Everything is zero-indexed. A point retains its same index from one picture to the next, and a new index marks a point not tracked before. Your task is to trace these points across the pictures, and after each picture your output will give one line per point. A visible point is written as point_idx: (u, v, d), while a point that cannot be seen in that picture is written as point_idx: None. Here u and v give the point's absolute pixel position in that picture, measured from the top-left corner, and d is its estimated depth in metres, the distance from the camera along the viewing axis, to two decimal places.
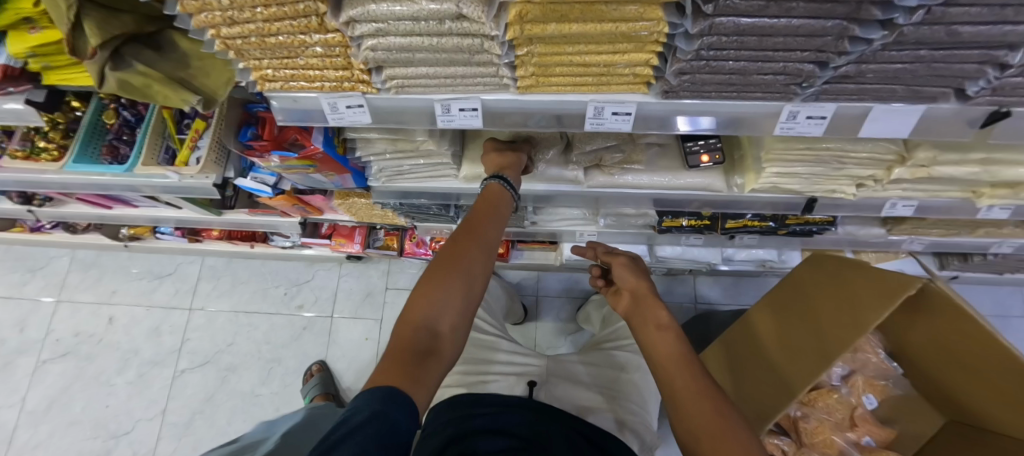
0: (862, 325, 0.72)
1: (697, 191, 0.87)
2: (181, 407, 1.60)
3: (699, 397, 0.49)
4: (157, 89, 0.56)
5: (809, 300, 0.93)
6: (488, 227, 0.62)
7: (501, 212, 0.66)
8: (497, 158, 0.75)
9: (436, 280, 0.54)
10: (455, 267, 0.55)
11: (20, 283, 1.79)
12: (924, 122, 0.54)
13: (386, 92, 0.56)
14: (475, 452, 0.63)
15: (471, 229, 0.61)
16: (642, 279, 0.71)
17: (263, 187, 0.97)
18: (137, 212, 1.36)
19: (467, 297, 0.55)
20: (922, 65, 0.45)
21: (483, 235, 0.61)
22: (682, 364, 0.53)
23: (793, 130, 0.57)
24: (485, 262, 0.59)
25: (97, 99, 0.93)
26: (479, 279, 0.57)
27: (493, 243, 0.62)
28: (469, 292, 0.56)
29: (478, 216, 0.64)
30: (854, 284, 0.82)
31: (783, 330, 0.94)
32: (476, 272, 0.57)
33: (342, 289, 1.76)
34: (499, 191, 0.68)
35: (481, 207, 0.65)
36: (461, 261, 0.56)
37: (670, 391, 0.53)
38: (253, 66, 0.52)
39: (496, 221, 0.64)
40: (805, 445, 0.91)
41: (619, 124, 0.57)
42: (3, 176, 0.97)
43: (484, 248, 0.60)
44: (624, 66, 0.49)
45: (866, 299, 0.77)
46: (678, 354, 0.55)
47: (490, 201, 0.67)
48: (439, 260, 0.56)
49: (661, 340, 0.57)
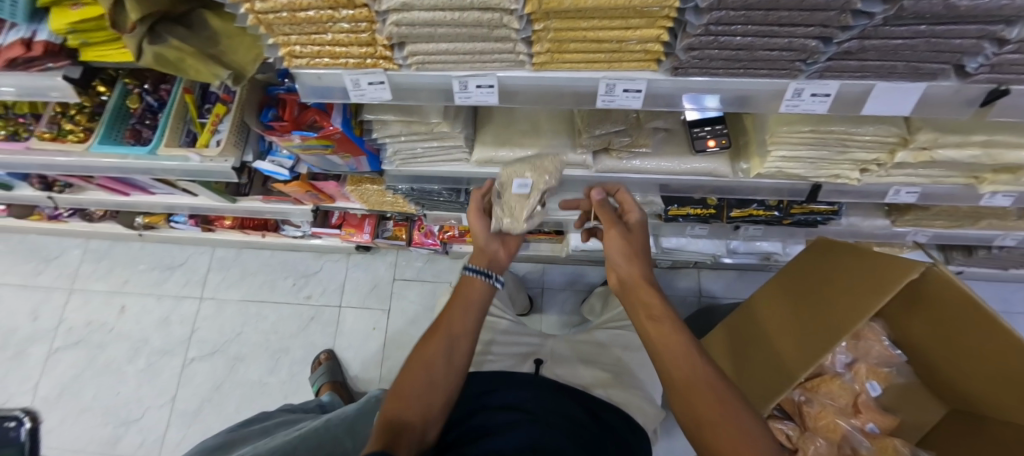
0: (860, 313, 0.74)
1: (703, 176, 0.89)
2: (190, 395, 1.63)
3: (703, 388, 0.49)
4: (190, 64, 0.59)
5: (806, 307, 0.91)
6: (459, 315, 0.66)
7: (477, 297, 0.69)
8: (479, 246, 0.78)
9: (409, 379, 0.59)
10: (426, 363, 0.60)
11: (34, 273, 1.83)
12: (925, 99, 0.56)
13: (407, 69, 0.59)
14: (485, 427, 0.66)
15: (442, 325, 0.65)
16: (637, 259, 0.65)
17: (281, 170, 1.00)
18: (153, 199, 1.39)
19: (433, 386, 0.59)
20: (922, 40, 0.47)
21: (454, 326, 0.65)
22: (682, 353, 0.53)
23: (798, 107, 0.59)
24: (456, 353, 0.62)
25: (122, 84, 0.98)
26: (450, 370, 0.61)
27: (467, 332, 0.65)
28: (438, 383, 0.60)
29: (451, 307, 0.68)
30: (849, 301, 0.80)
31: (778, 332, 0.94)
32: (446, 364, 0.61)
33: (349, 280, 1.78)
34: (469, 277, 0.69)
35: (454, 298, 0.69)
36: (431, 356, 0.61)
37: (672, 388, 0.52)
38: (281, 43, 0.55)
39: (470, 308, 0.68)
40: (808, 429, 0.93)
41: (630, 101, 0.60)
42: (29, 159, 1.01)
43: (453, 342, 0.63)
44: (635, 42, 0.51)
45: (838, 328, 0.78)
46: (682, 349, 0.53)
47: (464, 292, 0.69)
48: (414, 360, 0.62)
49: (660, 332, 0.55)
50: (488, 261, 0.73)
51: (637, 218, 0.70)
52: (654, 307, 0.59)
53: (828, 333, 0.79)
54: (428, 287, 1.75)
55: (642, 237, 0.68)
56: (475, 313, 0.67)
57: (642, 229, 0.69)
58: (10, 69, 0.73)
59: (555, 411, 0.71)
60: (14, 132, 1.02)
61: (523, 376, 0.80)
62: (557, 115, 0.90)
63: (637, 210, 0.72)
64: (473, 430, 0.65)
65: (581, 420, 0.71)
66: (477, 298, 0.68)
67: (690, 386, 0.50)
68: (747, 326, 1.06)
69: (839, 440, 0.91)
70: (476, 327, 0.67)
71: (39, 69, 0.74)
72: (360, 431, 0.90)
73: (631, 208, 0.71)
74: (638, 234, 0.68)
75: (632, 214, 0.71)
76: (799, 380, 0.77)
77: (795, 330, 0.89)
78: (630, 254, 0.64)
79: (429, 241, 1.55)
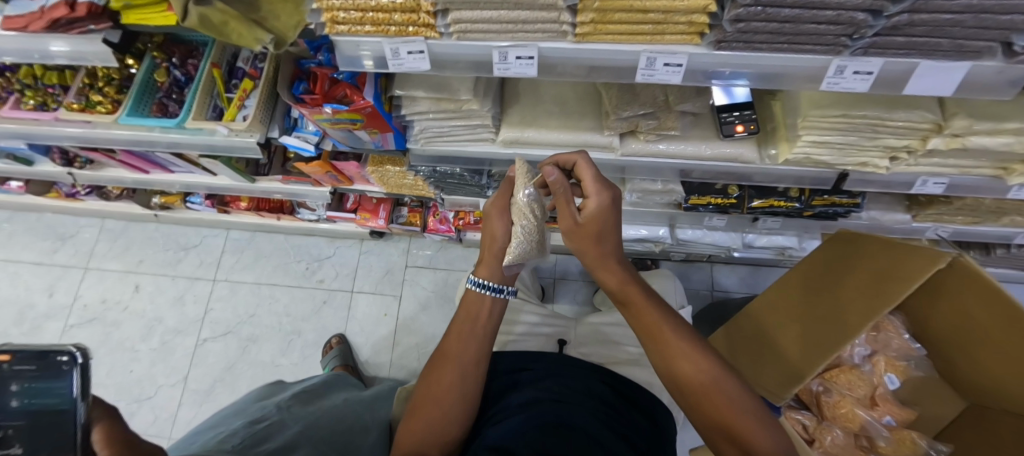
0: (869, 315, 0.75)
1: (730, 163, 0.89)
2: (203, 374, 1.64)
3: (691, 358, 0.54)
4: (234, 27, 0.64)
5: (811, 314, 0.89)
6: (462, 342, 0.68)
7: (484, 317, 0.71)
8: (488, 232, 0.74)
9: (424, 412, 0.64)
10: (440, 393, 0.64)
11: (51, 251, 1.84)
12: (968, 79, 0.55)
13: (448, 38, 0.59)
14: (507, 408, 0.66)
15: (450, 353, 0.67)
16: (600, 247, 0.58)
17: (306, 146, 0.99)
18: (173, 178, 1.40)
19: (446, 418, 0.63)
20: (972, 16, 0.46)
21: (458, 353, 0.67)
22: (667, 328, 0.57)
23: (838, 85, 0.59)
24: (468, 382, 0.65)
25: (150, 58, 0.99)
26: (463, 400, 0.64)
27: (477, 356, 0.67)
28: (452, 414, 0.63)
29: (457, 332, 0.70)
30: (854, 312, 0.79)
31: (781, 333, 0.94)
32: (455, 393, 0.65)
33: (362, 265, 1.79)
34: (479, 294, 0.71)
35: (461, 321, 0.71)
36: (440, 388, 0.65)
37: (662, 358, 0.56)
38: (325, 7, 0.55)
39: (473, 335, 0.69)
40: (826, 419, 0.92)
41: (669, 76, 0.60)
42: (57, 131, 1.02)
43: (458, 371, 0.66)
44: (681, 13, 0.51)
45: (830, 344, 0.78)
46: (668, 326, 0.57)
47: (472, 311, 0.71)
48: (426, 392, 0.66)
49: (645, 308, 0.59)
50: (497, 278, 0.71)
51: (597, 206, 0.56)
52: (635, 302, 0.59)
53: (823, 344, 0.80)
54: (441, 275, 1.75)
55: (603, 228, 0.57)
56: (481, 333, 0.70)
57: (601, 221, 0.56)
58: (52, 31, 0.76)
59: (574, 385, 0.70)
60: (43, 103, 1.04)
61: (536, 354, 0.81)
62: (584, 97, 0.90)
63: (599, 188, 0.56)
64: (502, 410, 0.66)
65: (601, 395, 0.70)
66: (486, 318, 0.71)
67: (692, 372, 0.54)
68: (748, 325, 1.05)
69: (858, 430, 0.89)
70: (477, 352, 0.68)
71: (80, 31, 0.76)
72: (380, 405, 0.90)
73: (589, 190, 0.57)
74: (601, 227, 0.57)
75: (591, 199, 0.56)
76: (808, 376, 0.78)
77: (794, 336, 0.89)
78: (601, 248, 0.58)
79: (443, 228, 1.55)
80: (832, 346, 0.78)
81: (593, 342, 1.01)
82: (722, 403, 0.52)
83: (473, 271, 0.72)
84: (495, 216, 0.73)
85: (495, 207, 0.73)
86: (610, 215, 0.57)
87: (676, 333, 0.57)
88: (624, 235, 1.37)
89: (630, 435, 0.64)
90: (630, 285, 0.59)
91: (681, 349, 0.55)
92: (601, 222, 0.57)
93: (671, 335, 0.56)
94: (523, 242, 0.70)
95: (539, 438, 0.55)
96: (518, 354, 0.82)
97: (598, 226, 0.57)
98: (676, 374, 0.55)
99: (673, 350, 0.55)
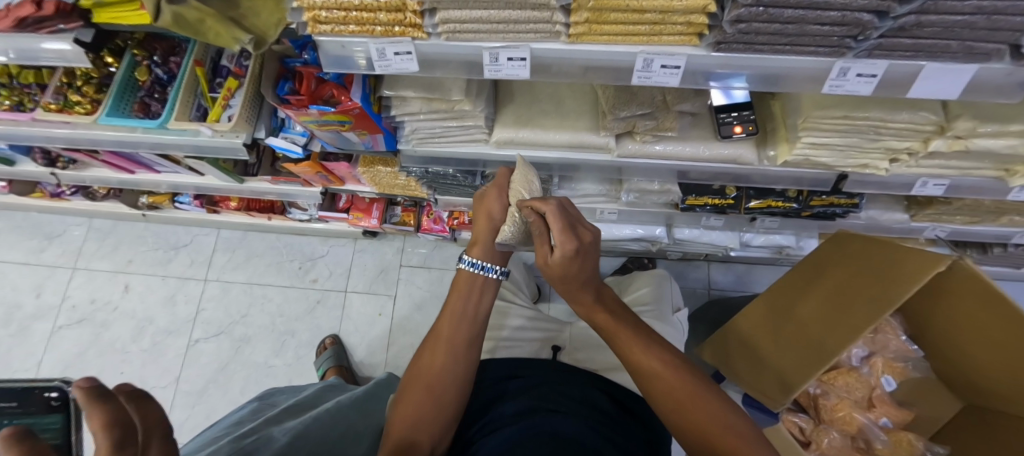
0: (859, 325, 0.74)
1: (728, 164, 0.87)
2: (195, 375, 1.62)
3: (670, 375, 0.54)
4: (211, 25, 0.62)
5: (803, 321, 0.88)
6: (454, 324, 0.67)
7: (475, 299, 0.69)
8: (484, 203, 0.72)
9: (414, 395, 0.62)
10: (432, 375, 0.64)
11: (38, 249, 1.81)
12: (976, 81, 0.53)
13: (436, 38, 0.56)
14: (500, 413, 0.65)
15: (442, 336, 0.67)
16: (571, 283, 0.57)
17: (294, 147, 0.97)
18: (159, 177, 1.37)
19: (439, 405, 0.62)
20: (983, 17, 0.44)
21: (449, 334, 0.67)
22: (643, 346, 0.57)
23: (842, 88, 0.57)
24: (460, 362, 0.65)
25: (130, 56, 0.95)
26: (450, 385, 0.64)
27: (468, 338, 0.67)
28: (444, 399, 0.62)
29: (449, 314, 0.68)
30: (851, 319, 0.77)
31: (772, 334, 0.93)
32: (447, 377, 0.64)
33: (356, 264, 1.77)
34: (471, 274, 0.70)
35: (453, 302, 0.69)
36: (429, 373, 0.64)
37: (644, 379, 0.56)
38: (306, 7, 0.53)
39: (464, 317, 0.68)
40: (824, 422, 0.90)
41: (667, 78, 0.58)
42: (35, 132, 0.98)
43: (453, 349, 0.65)
44: (680, 13, 0.49)
45: (828, 351, 0.77)
46: (642, 344, 0.57)
47: (464, 290, 0.69)
48: (418, 378, 0.64)
49: (622, 332, 0.59)
50: (493, 256, 0.71)
51: (561, 257, 0.54)
52: (612, 327, 0.59)
53: (816, 353, 0.79)
54: (436, 273, 1.74)
55: (576, 270, 0.56)
56: (473, 315, 0.68)
57: (572, 266, 0.55)
58: (20, 31, 0.73)
59: (566, 391, 0.70)
60: (20, 102, 1.01)
61: (527, 361, 0.80)
62: (581, 96, 0.88)
63: (565, 238, 0.54)
64: (494, 418, 0.65)
65: (593, 400, 0.69)
66: (478, 299, 0.69)
67: (671, 387, 0.53)
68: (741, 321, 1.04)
69: (855, 433, 0.88)
70: (470, 331, 0.67)
71: (50, 31, 0.74)
72: (372, 409, 0.88)
73: (555, 240, 0.54)
74: (567, 272, 0.56)
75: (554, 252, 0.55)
76: (800, 387, 0.77)
77: (790, 344, 0.87)
78: (573, 285, 0.58)
79: (437, 228, 1.53)
80: (827, 357, 0.76)
81: (589, 346, 0.99)
82: (702, 415, 0.51)
83: (466, 251, 0.72)
84: (495, 195, 0.71)
85: (493, 188, 0.72)
86: (576, 264, 0.55)
87: (649, 349, 0.57)
88: (621, 234, 1.35)
89: (626, 444, 0.62)
90: (600, 308, 0.60)
91: (655, 363, 0.55)
92: (569, 268, 0.55)
93: (647, 350, 0.56)
94: (517, 224, 0.67)
95: (531, 442, 0.55)
96: (508, 359, 0.81)
97: (566, 270, 0.55)
98: (654, 391, 0.55)
99: (647, 367, 0.55)
